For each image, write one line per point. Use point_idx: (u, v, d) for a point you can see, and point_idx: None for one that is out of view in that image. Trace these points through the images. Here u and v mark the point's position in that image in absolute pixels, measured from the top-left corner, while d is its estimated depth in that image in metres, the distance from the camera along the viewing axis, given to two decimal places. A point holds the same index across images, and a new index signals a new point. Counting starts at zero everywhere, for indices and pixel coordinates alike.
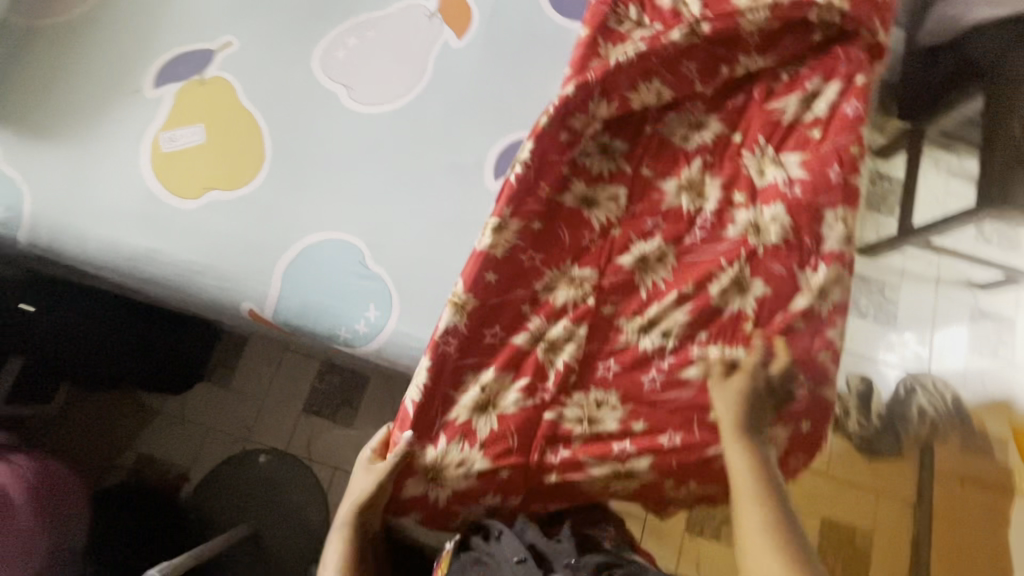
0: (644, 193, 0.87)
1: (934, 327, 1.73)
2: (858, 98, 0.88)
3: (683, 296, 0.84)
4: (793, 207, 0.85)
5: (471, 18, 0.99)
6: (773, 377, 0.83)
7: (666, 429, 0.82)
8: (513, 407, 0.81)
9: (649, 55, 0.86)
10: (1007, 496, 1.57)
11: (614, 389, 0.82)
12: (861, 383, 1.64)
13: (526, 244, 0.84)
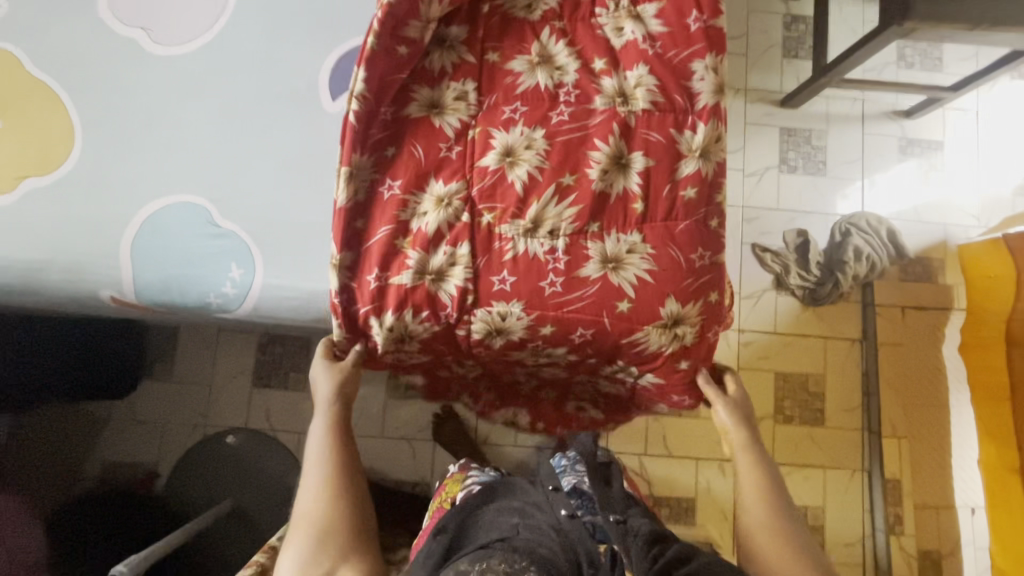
0: (494, 81, 0.78)
1: (864, 160, 1.72)
2: None
3: (562, 188, 0.76)
4: (659, 68, 0.76)
5: None
6: (669, 253, 0.76)
7: (575, 328, 0.76)
8: (423, 332, 0.78)
9: None
10: (945, 312, 1.63)
11: (514, 300, 0.75)
12: (798, 238, 1.64)
13: (385, 174, 0.77)
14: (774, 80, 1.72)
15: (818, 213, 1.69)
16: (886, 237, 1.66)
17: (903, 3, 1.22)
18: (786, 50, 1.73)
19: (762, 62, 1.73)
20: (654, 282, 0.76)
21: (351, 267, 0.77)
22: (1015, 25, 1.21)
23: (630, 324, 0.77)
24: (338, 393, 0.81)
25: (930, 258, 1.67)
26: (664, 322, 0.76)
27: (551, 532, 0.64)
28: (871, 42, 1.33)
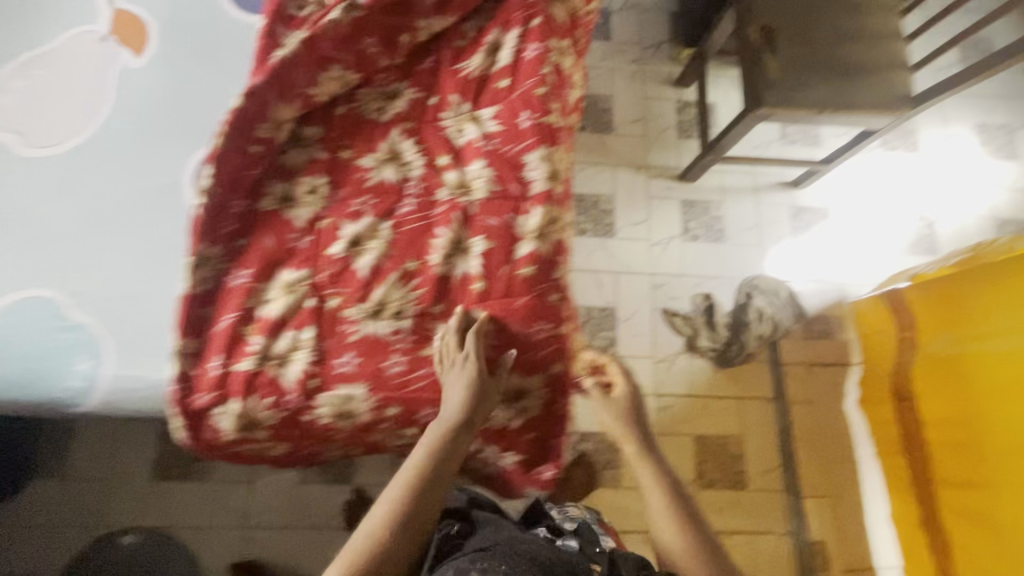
0: (345, 176, 0.83)
1: (760, 227, 1.84)
2: (537, 39, 0.89)
3: (406, 272, 0.80)
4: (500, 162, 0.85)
5: (149, 35, 0.95)
6: (508, 329, 0.82)
7: (419, 409, 0.79)
8: (270, 419, 0.78)
9: (316, 41, 0.81)
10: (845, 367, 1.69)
11: (358, 382, 0.77)
12: (704, 302, 1.73)
13: (235, 264, 0.79)
14: (672, 158, 1.88)
15: (721, 279, 1.77)
16: (786, 299, 1.75)
17: (760, 90, 1.35)
18: (680, 131, 1.90)
19: (660, 143, 1.89)
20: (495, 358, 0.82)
21: (196, 353, 0.78)
22: (854, 110, 1.36)
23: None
24: (464, 411, 0.76)
25: (829, 317, 1.75)
26: (506, 398, 0.86)
27: (553, 547, 0.69)
28: (740, 125, 1.46)
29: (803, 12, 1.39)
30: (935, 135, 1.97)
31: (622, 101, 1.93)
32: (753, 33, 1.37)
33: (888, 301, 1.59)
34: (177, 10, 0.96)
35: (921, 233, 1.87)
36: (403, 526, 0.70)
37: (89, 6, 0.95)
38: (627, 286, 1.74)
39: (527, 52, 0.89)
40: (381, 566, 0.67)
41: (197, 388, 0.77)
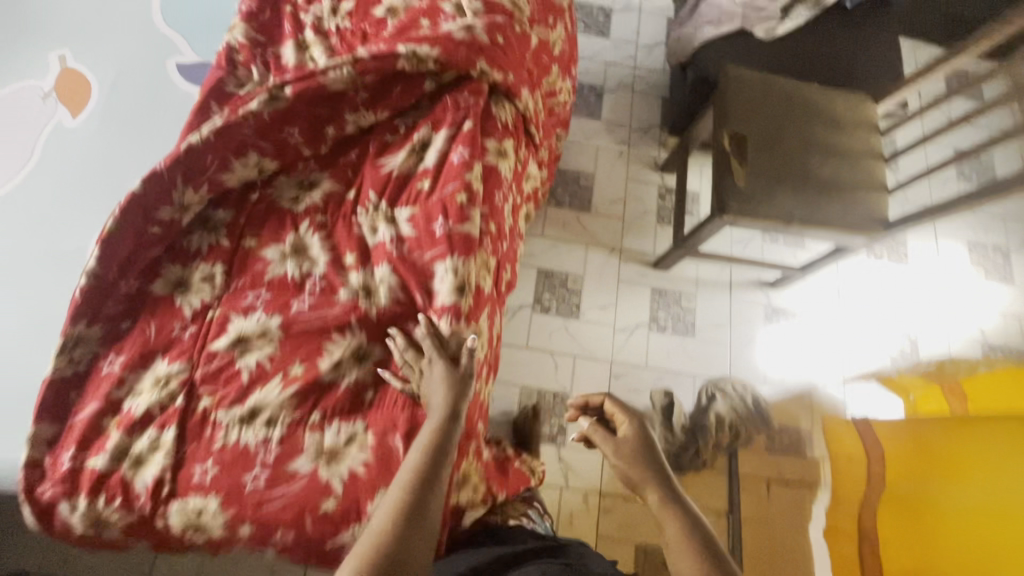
0: (245, 265, 0.80)
1: (732, 325, 1.77)
2: (465, 143, 0.86)
3: (288, 376, 0.75)
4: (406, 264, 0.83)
5: (91, 97, 0.95)
6: (389, 441, 0.74)
7: (273, 531, 0.71)
8: (117, 522, 0.70)
9: (230, 128, 0.79)
10: (811, 491, 1.58)
11: (212, 494, 0.70)
12: (663, 399, 1.64)
13: (112, 349, 0.76)
14: (648, 244, 1.84)
15: (684, 376, 1.70)
16: (752, 407, 1.66)
17: (726, 195, 1.31)
18: (660, 217, 1.88)
19: (638, 227, 1.86)
20: (367, 476, 0.72)
21: (51, 442, 0.73)
22: (823, 226, 1.31)
23: (332, 523, 0.71)
24: (448, 403, 0.72)
25: (796, 429, 1.66)
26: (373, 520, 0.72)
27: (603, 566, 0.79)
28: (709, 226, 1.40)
29: (780, 123, 1.37)
30: (926, 249, 1.90)
31: (604, 180, 1.91)
32: (726, 139, 1.35)
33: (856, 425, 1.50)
34: (124, 76, 0.97)
35: (904, 351, 1.77)
36: (405, 525, 0.60)
37: (37, 62, 0.96)
38: (585, 372, 1.67)
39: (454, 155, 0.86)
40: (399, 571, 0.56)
41: (43, 479, 0.71)
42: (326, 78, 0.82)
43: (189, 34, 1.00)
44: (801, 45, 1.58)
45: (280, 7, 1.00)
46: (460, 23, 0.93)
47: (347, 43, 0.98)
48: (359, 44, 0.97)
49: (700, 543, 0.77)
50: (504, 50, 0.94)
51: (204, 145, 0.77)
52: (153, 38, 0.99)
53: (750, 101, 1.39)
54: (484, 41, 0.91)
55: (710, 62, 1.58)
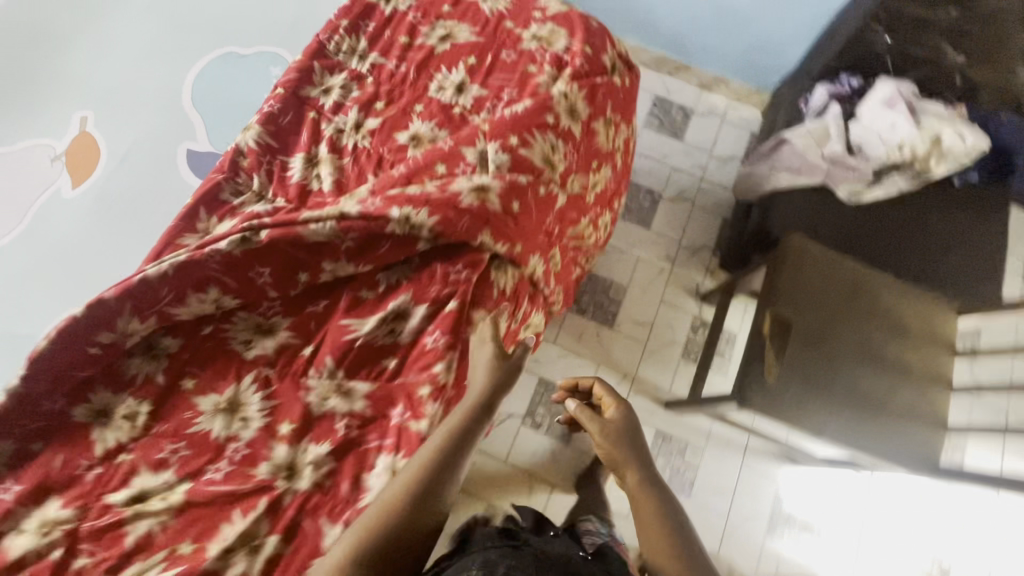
0: (174, 409, 0.75)
1: (736, 495, 1.50)
2: (442, 327, 0.78)
3: (174, 554, 0.68)
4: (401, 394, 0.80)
5: (97, 167, 0.93)
6: None
7: None
8: None
9: (192, 263, 0.74)
10: None
11: None
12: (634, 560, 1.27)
13: (14, 471, 0.71)
14: (667, 379, 1.66)
15: None
16: None
17: (749, 383, 1.13)
18: (687, 352, 1.69)
19: (660, 356, 1.68)
20: None
21: None
22: (854, 446, 1.11)
23: None
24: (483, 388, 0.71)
25: None
26: None
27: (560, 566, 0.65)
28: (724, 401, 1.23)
29: (834, 318, 1.19)
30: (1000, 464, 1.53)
31: (636, 295, 1.75)
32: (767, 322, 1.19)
33: None
34: (135, 151, 0.94)
35: None
36: (418, 500, 0.63)
37: (60, 121, 0.95)
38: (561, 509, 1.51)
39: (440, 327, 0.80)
40: (398, 541, 0.60)
41: None
42: (310, 227, 0.76)
43: (212, 121, 0.97)
44: (894, 219, 1.38)
45: (304, 112, 0.95)
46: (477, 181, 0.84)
47: (359, 168, 0.91)
48: (370, 171, 0.90)
49: (678, 543, 0.71)
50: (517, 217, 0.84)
51: (160, 279, 0.72)
52: (175, 117, 0.96)
53: (807, 282, 1.22)
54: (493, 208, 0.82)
55: (778, 219, 1.43)
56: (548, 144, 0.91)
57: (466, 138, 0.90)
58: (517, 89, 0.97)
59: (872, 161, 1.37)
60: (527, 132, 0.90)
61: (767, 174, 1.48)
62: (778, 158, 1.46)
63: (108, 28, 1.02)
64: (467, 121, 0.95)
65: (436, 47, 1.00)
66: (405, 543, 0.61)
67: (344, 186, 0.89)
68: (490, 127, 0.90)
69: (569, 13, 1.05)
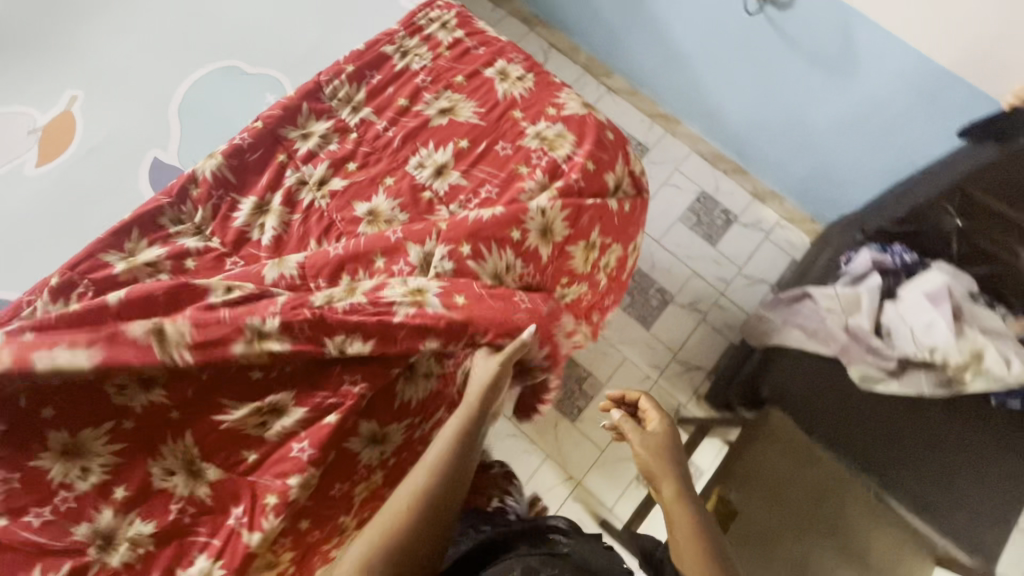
0: (16, 435, 0.69)
1: None
2: (312, 439, 0.73)
3: None
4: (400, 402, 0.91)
5: (66, 149, 0.91)
6: None
7: None
8: None
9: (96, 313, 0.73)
10: None
11: None
12: None
13: None
14: (613, 496, 1.51)
15: None
16: None
17: None
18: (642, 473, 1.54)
19: (614, 471, 1.54)
20: None
21: None
22: None
23: None
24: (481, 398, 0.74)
25: None
26: None
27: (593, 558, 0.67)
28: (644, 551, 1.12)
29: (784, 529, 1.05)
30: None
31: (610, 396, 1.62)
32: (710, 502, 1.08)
33: None
34: (107, 144, 0.92)
35: None
36: (427, 510, 0.62)
37: (52, 94, 0.95)
38: None
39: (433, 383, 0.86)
40: (411, 558, 0.59)
41: None
42: (234, 350, 0.72)
43: (189, 133, 0.94)
44: (916, 435, 1.13)
45: (275, 153, 0.90)
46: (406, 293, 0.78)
47: (305, 229, 0.85)
48: (315, 236, 0.85)
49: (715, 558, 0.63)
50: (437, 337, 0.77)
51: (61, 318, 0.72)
52: (156, 120, 0.94)
53: (774, 465, 1.11)
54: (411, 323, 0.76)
55: (776, 376, 1.22)
56: (503, 262, 0.84)
57: (419, 233, 0.83)
58: (497, 190, 0.89)
59: (901, 352, 1.17)
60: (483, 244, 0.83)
61: (783, 325, 1.28)
62: (803, 309, 1.28)
63: (128, 14, 1.01)
64: (432, 210, 0.88)
65: (433, 119, 0.94)
66: (417, 558, 0.60)
67: (282, 245, 0.84)
68: (449, 228, 0.83)
69: (585, 118, 0.96)
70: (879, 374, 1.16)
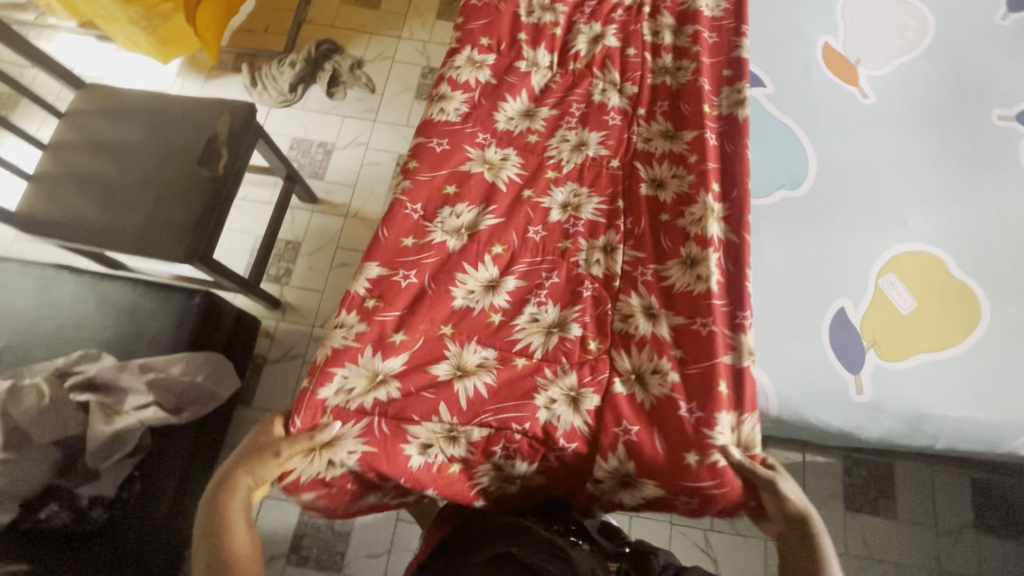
0: None
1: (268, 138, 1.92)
2: None
3: None
4: (471, 284, 0.88)
5: (824, 60, 1.09)
6: None
7: None
8: None
9: None
10: (263, 26, 2.05)
11: None
12: (353, 89, 1.98)
13: None
14: (315, 226, 1.80)
15: (327, 102, 1.97)
16: (280, 89, 1.94)
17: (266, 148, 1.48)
18: (292, 257, 1.77)
19: (322, 234, 1.80)
20: None
21: None
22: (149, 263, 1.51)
23: None
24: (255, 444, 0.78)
25: (258, 63, 2.00)
26: None
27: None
28: (273, 152, 1.52)
29: (148, 178, 1.25)
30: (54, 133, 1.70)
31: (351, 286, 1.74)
32: (222, 165, 1.27)
33: (240, 59, 2.01)
34: (807, 78, 1.07)
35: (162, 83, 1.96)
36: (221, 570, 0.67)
37: (879, 88, 1.08)
38: (398, 107, 1.96)
39: (544, 240, 0.92)
40: None
41: None
42: (660, 63, 1.02)
43: (767, 117, 1.04)
44: (125, 312, 1.26)
45: (714, 116, 0.97)
46: (483, 59, 1.02)
47: (634, 96, 1.00)
48: (611, 100, 1.00)
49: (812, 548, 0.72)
50: (456, 56, 1.02)
51: None
52: (793, 111, 1.05)
53: (276, 379, 1.62)
54: (469, 49, 1.01)
55: (200, 323, 1.28)
56: (502, 163, 0.95)
57: (540, 125, 0.99)
58: (536, 221, 0.92)
59: (29, 391, 1.06)
60: (481, 132, 0.97)
61: (160, 372, 1.20)
62: (149, 407, 1.16)
63: (916, 190, 1.02)
64: (552, 187, 0.95)
65: (616, 249, 0.91)
66: None
67: (618, 67, 1.02)
68: (534, 137, 0.98)
69: (476, 327, 0.86)
70: (71, 359, 1.15)
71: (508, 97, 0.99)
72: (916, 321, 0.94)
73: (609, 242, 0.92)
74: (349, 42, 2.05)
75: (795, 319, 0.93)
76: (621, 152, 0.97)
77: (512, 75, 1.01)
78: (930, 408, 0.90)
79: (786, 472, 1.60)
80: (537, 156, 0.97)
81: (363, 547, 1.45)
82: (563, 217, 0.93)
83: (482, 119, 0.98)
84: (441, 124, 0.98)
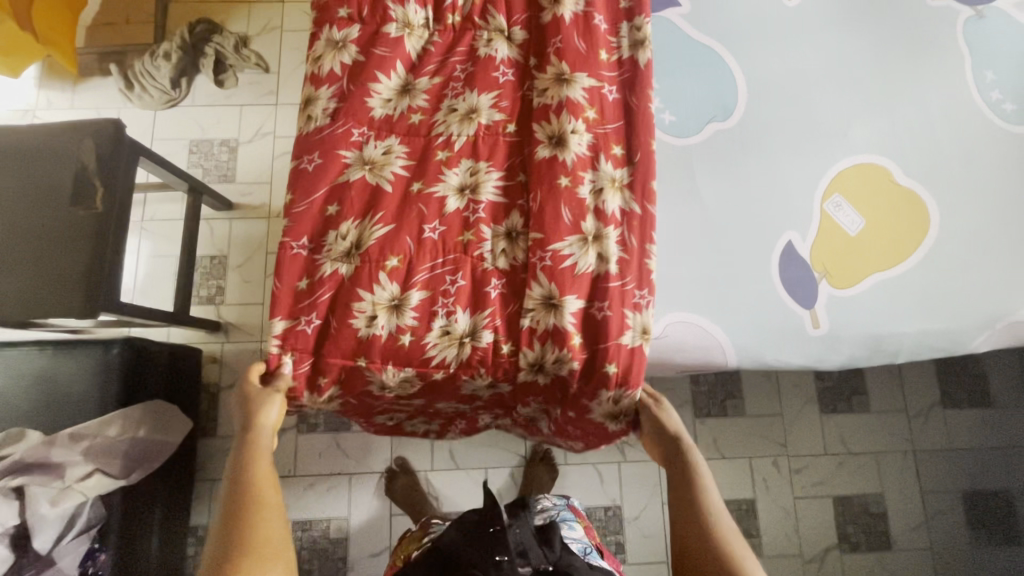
0: None
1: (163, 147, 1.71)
2: None
3: None
4: (369, 309, 0.77)
5: None
6: None
7: None
8: None
9: None
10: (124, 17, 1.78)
11: None
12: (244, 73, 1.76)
13: None
14: (238, 236, 1.66)
15: (218, 93, 1.75)
16: (161, 87, 1.70)
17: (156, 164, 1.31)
18: (219, 275, 1.63)
19: (247, 242, 1.65)
20: None
21: None
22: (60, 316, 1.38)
23: None
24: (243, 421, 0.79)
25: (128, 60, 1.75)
26: None
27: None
28: (166, 167, 1.35)
29: (19, 231, 1.09)
30: None
31: None
32: (101, 201, 1.11)
33: (107, 60, 1.76)
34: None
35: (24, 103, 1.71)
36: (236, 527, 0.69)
37: None
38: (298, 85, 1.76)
39: (442, 238, 0.79)
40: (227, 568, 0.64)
41: None
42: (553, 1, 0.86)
43: (684, 47, 0.93)
44: (42, 381, 1.15)
45: (612, 63, 0.86)
46: (344, 35, 0.85)
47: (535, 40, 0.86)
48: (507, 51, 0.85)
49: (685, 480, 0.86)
50: (315, 36, 0.85)
51: None
52: (713, 32, 0.94)
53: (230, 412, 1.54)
54: (327, 28, 0.84)
55: (127, 375, 1.17)
56: (384, 158, 0.81)
57: (422, 100, 0.83)
58: (430, 217, 0.79)
59: None
60: (355, 126, 0.82)
61: (97, 438, 1.11)
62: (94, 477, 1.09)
63: (854, 97, 0.94)
64: (444, 170, 0.81)
65: (519, 241, 0.80)
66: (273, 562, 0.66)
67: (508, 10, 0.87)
68: (424, 112, 0.83)
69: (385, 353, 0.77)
70: None
71: (381, 74, 0.83)
72: (864, 242, 0.89)
73: (511, 228, 0.80)
74: (226, 18, 1.80)
75: (742, 263, 0.88)
76: (518, 115, 0.84)
77: (380, 44, 0.84)
78: (889, 327, 0.88)
79: (761, 388, 1.63)
80: (423, 137, 0.82)
81: (363, 549, 1.45)
82: (460, 204, 0.80)
83: (355, 109, 0.82)
84: (311, 134, 0.82)
